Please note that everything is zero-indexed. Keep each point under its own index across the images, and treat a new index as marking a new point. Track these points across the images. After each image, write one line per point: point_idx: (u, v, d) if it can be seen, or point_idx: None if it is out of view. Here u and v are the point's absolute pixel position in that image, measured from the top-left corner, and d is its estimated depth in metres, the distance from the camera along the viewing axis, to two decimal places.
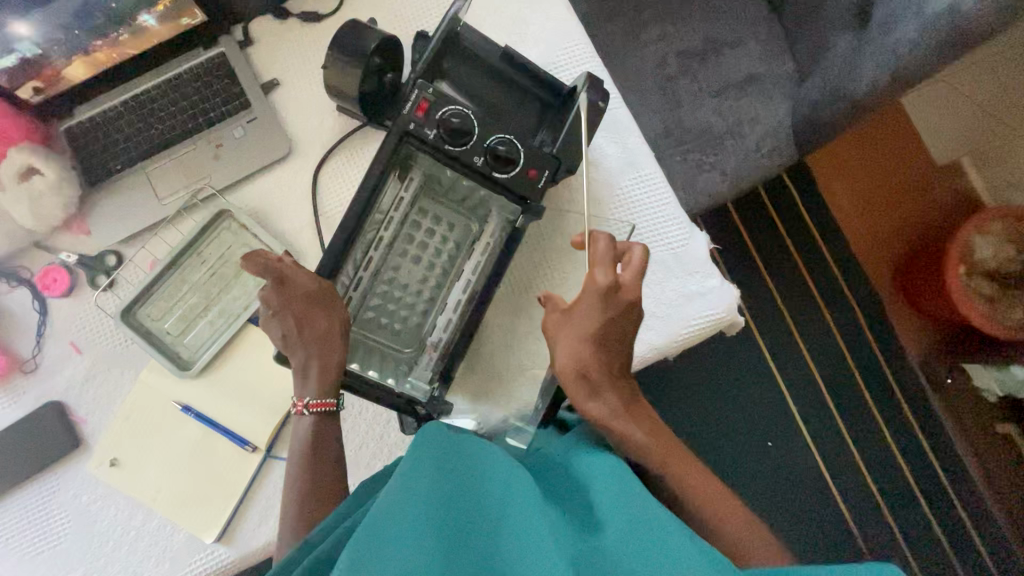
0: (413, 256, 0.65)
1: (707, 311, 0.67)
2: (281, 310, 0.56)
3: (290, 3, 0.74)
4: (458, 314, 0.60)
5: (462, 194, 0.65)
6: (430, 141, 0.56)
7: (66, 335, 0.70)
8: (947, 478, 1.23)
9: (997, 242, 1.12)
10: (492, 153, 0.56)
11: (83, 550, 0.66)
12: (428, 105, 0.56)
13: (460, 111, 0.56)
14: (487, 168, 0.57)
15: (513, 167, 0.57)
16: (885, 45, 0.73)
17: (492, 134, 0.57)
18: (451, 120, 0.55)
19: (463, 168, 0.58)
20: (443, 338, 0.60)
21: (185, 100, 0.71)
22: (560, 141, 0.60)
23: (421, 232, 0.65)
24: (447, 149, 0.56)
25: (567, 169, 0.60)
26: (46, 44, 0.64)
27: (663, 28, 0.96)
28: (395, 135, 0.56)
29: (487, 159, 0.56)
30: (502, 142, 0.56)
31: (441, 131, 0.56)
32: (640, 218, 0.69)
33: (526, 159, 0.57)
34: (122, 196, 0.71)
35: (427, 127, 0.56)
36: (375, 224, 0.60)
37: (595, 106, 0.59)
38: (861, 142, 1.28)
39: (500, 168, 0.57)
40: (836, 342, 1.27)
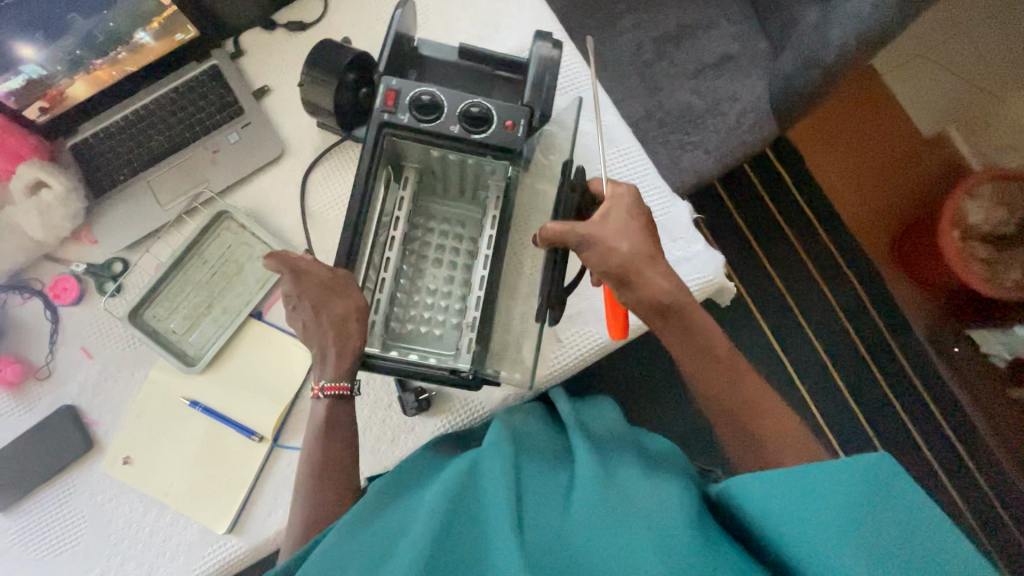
0: (433, 256, 0.69)
1: (694, 276, 0.69)
2: (297, 300, 0.59)
3: (278, 15, 0.79)
4: (485, 288, 0.63)
5: (459, 185, 0.69)
6: (407, 123, 0.60)
7: (77, 341, 0.72)
8: (963, 447, 1.21)
9: (988, 205, 1.12)
10: (466, 116, 0.59)
11: (100, 548, 0.67)
12: (395, 94, 0.60)
13: (426, 90, 0.60)
14: (466, 131, 0.60)
15: (491, 124, 0.60)
16: (848, 11, 0.75)
17: (462, 100, 0.60)
18: (421, 98, 0.59)
19: (444, 142, 0.61)
20: (476, 314, 0.62)
21: (183, 111, 0.75)
22: (529, 93, 0.62)
23: (435, 233, 0.70)
24: (424, 126, 0.60)
25: (541, 115, 0.62)
26: (50, 65, 0.68)
27: (637, 17, 0.99)
28: (374, 126, 0.60)
29: (463, 124, 0.60)
30: (473, 105, 0.60)
31: (413, 112, 0.59)
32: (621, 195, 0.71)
33: (500, 113, 0.60)
34: (126, 205, 0.74)
35: (401, 113, 0.60)
36: (384, 227, 0.65)
37: (550, 55, 0.63)
38: (839, 123, 1.33)
39: (479, 129, 0.60)
40: (837, 316, 1.28)
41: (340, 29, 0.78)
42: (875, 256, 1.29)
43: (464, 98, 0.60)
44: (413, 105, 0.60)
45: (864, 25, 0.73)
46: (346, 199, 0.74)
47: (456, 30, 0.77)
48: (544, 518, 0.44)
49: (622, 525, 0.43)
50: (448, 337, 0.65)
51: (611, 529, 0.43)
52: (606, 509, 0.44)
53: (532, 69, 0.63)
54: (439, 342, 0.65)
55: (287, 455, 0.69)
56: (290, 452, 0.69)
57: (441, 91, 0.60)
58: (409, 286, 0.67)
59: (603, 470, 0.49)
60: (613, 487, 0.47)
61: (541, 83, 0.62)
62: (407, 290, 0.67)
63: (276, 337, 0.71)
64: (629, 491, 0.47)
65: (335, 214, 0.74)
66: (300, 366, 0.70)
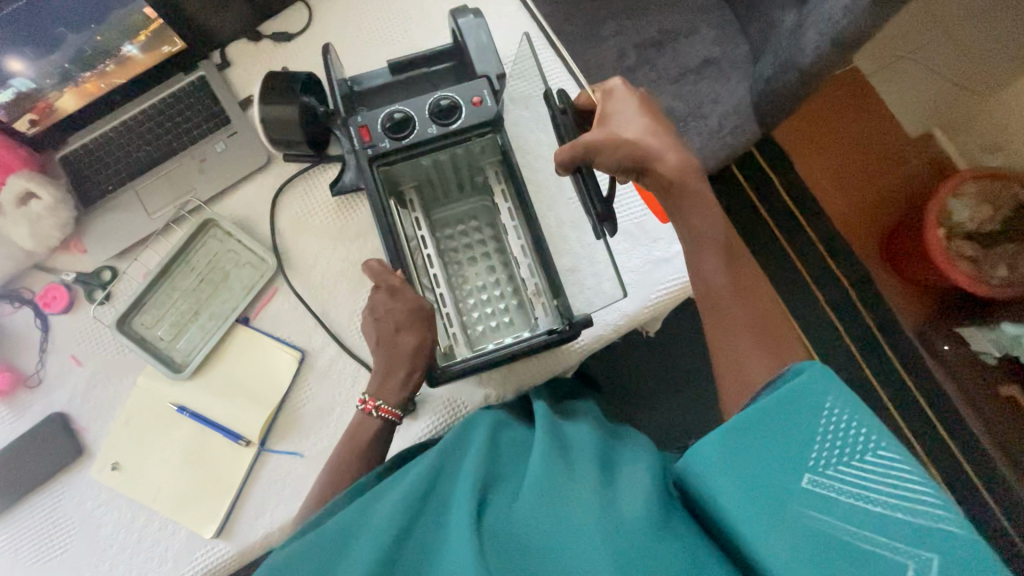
0: (467, 256, 0.72)
1: (674, 275, 0.70)
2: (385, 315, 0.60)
3: (263, 26, 0.80)
4: (530, 255, 0.66)
5: (456, 185, 0.71)
6: (391, 147, 0.60)
7: (67, 349, 0.73)
8: (954, 442, 1.22)
9: (974, 203, 1.13)
10: (437, 109, 0.61)
11: (88, 554, 0.68)
12: (367, 127, 0.60)
13: (391, 109, 0.61)
14: (443, 126, 0.61)
15: (463, 110, 0.61)
16: (823, 14, 0.77)
17: (425, 100, 0.61)
18: (392, 118, 0.60)
19: (430, 147, 0.62)
20: (535, 281, 0.66)
21: (170, 122, 0.77)
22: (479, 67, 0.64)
23: (459, 236, 0.72)
24: (406, 142, 0.60)
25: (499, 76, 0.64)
26: (40, 79, 0.69)
27: (619, 24, 1.01)
28: (364, 165, 0.61)
29: (437, 122, 0.61)
30: (437, 100, 0.61)
31: (388, 132, 0.60)
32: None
33: (467, 95, 0.62)
34: (116, 215, 0.75)
35: (379, 141, 0.60)
36: (417, 249, 0.67)
37: (476, 22, 0.67)
38: (823, 133, 1.34)
39: (454, 118, 0.61)
40: (827, 316, 1.29)
41: (324, 38, 0.79)
42: (864, 257, 1.30)
43: (426, 97, 0.61)
44: (387, 128, 0.60)
45: (838, 28, 0.75)
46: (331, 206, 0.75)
47: (438, 39, 0.79)
48: (497, 511, 0.43)
49: (565, 525, 0.41)
50: (516, 317, 0.68)
51: (560, 522, 0.42)
52: (558, 501, 0.43)
53: (471, 48, 0.65)
54: (510, 328, 0.68)
55: (274, 459, 0.69)
56: (276, 456, 0.69)
57: (405, 106, 0.61)
58: (464, 289, 0.70)
59: (562, 465, 0.47)
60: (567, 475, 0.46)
61: (484, 52, 0.65)
62: (463, 293, 0.70)
63: (262, 342, 0.72)
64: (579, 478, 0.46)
65: (325, 223, 0.75)
66: (286, 369, 0.71)
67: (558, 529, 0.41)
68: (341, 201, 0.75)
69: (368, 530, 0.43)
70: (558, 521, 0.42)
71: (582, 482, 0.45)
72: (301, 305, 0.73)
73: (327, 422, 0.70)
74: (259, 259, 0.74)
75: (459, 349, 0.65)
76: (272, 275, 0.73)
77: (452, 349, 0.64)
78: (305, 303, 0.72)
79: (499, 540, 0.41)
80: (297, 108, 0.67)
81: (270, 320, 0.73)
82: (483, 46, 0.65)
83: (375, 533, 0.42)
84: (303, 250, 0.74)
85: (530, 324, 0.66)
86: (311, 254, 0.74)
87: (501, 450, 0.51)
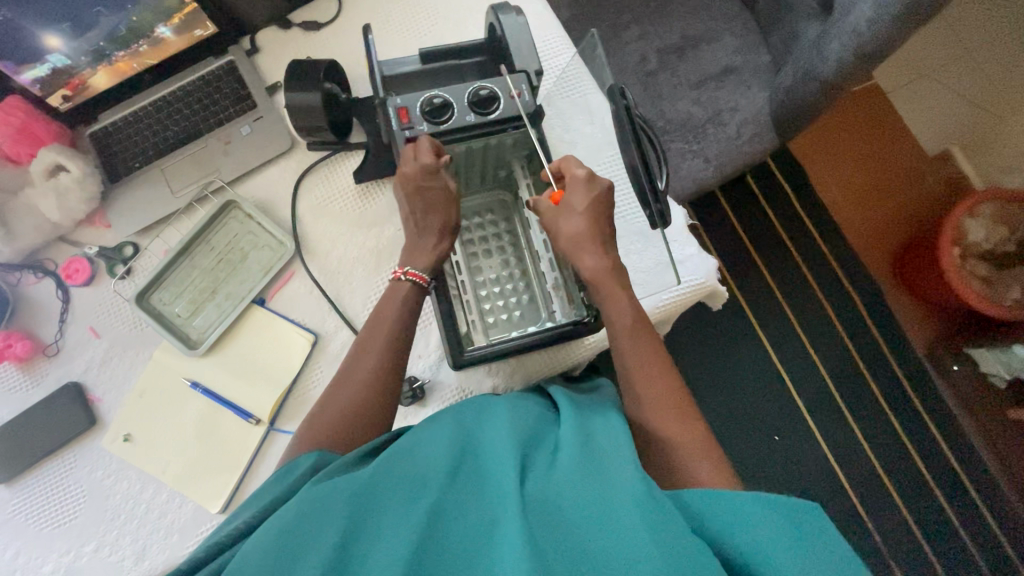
0: (484, 249, 0.72)
1: (688, 277, 0.71)
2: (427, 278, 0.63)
3: (294, 15, 0.81)
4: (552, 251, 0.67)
5: (481, 175, 0.72)
6: (428, 131, 0.61)
7: (86, 320, 0.75)
8: (960, 465, 1.20)
9: (989, 224, 1.13)
10: (476, 99, 0.62)
11: (97, 523, 0.69)
12: (406, 110, 0.61)
13: (431, 94, 0.61)
14: (481, 115, 0.62)
15: (501, 101, 0.62)
16: (846, 26, 0.77)
17: (465, 88, 0.62)
18: (432, 102, 0.61)
19: (465, 134, 0.63)
20: (554, 275, 0.67)
21: (198, 104, 0.78)
22: (517, 58, 0.65)
23: (475, 229, 0.72)
24: (445, 127, 0.61)
25: (537, 70, 0.65)
26: (75, 56, 0.71)
27: (642, 28, 1.02)
28: (401, 146, 0.62)
29: (476, 111, 0.62)
30: (478, 90, 0.62)
31: (427, 119, 0.61)
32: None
33: (505, 87, 0.62)
34: (139, 192, 0.77)
35: (417, 125, 0.61)
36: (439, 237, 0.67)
37: (512, 17, 0.67)
38: (839, 146, 1.35)
39: (492, 108, 0.62)
40: (836, 330, 1.28)
41: (352, 29, 0.81)
42: (877, 273, 1.30)
43: (465, 86, 0.62)
44: (427, 112, 0.61)
45: (861, 40, 0.75)
46: (353, 192, 0.76)
47: (465, 34, 0.80)
48: (528, 475, 0.44)
49: (602, 492, 0.43)
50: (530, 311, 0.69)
51: (599, 482, 0.44)
52: (595, 468, 0.45)
53: (508, 40, 0.66)
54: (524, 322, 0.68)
55: (283, 438, 0.70)
56: (285, 436, 0.70)
57: (444, 91, 0.62)
58: (480, 279, 0.70)
59: (581, 439, 0.49)
60: (601, 444, 0.48)
61: (522, 46, 0.66)
62: (481, 283, 0.70)
63: (277, 323, 0.73)
64: (613, 445, 0.48)
65: (347, 209, 0.76)
66: (299, 352, 0.72)
67: (597, 489, 0.43)
68: (360, 189, 0.76)
69: (402, 488, 0.44)
70: (595, 487, 0.43)
71: (615, 450, 0.47)
72: (317, 289, 0.73)
73: None
74: (277, 242, 0.75)
75: (477, 337, 0.65)
76: (290, 258, 0.74)
77: (471, 337, 0.64)
78: (321, 287, 0.73)
79: (541, 493, 0.43)
80: (319, 95, 0.69)
81: (286, 302, 0.74)
82: (522, 41, 0.66)
83: (412, 509, 0.42)
84: (322, 236, 0.75)
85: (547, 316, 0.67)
86: (329, 239, 0.75)
87: (531, 418, 0.53)
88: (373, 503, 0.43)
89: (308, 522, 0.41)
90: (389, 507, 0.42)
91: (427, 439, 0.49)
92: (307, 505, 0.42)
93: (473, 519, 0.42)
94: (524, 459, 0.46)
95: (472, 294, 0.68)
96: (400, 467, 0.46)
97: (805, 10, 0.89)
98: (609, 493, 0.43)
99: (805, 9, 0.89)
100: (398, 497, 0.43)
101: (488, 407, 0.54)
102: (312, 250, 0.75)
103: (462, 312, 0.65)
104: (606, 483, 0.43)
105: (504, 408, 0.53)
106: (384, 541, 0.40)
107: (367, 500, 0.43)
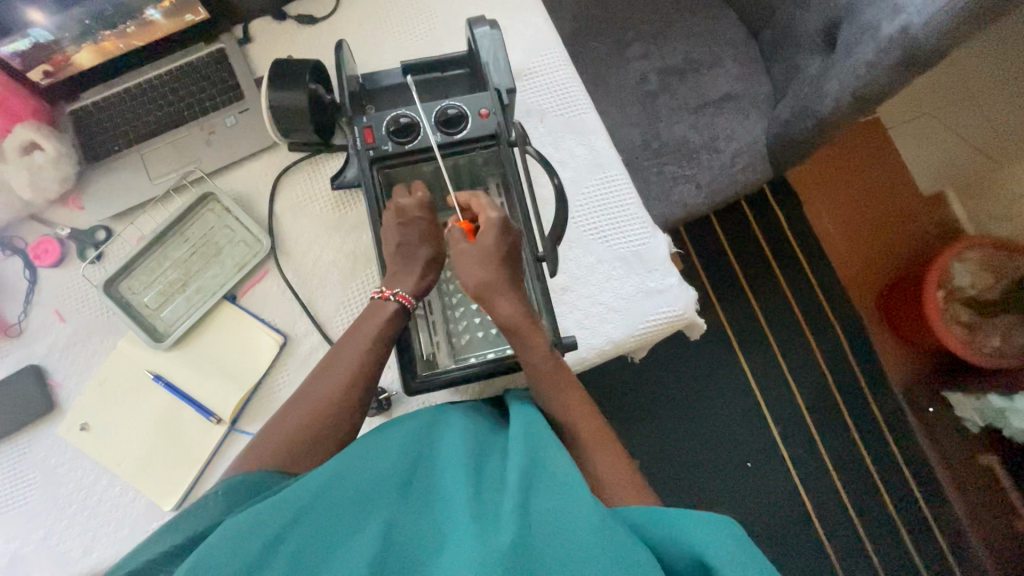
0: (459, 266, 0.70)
1: (665, 308, 0.69)
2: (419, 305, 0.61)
3: (289, 7, 0.80)
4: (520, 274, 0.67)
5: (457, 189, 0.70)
6: (393, 151, 0.61)
7: (52, 303, 0.73)
8: (927, 505, 1.21)
9: (975, 270, 1.13)
10: (444, 118, 0.61)
11: (45, 513, 0.67)
12: (371, 130, 0.61)
13: (396, 113, 0.61)
14: (447, 135, 0.62)
15: (468, 121, 0.62)
16: (846, 65, 0.75)
17: (431, 108, 0.62)
18: (397, 122, 0.61)
19: (433, 155, 0.62)
20: None
21: (183, 90, 0.76)
22: (502, 76, 0.64)
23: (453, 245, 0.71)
24: (410, 147, 0.61)
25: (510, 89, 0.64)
26: (58, 32, 0.69)
27: (645, 47, 1.01)
28: (365, 166, 0.61)
29: (443, 131, 0.62)
30: (443, 110, 0.62)
31: (393, 138, 0.61)
32: (585, 220, 0.71)
33: (474, 105, 0.62)
34: (116, 176, 0.75)
35: (383, 146, 0.61)
36: None
37: (497, 34, 0.66)
38: (835, 180, 1.35)
39: (461, 127, 0.62)
40: (817, 363, 1.28)
41: (348, 26, 0.79)
42: (863, 310, 1.30)
43: (432, 105, 0.62)
44: (392, 132, 0.61)
45: (858, 82, 0.73)
46: (329, 193, 0.75)
47: (462, 40, 0.78)
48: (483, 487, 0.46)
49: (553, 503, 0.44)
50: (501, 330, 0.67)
51: (548, 491, 0.45)
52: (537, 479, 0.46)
53: (494, 56, 0.65)
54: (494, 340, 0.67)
55: (243, 439, 0.69)
56: (245, 436, 0.69)
57: (410, 110, 0.61)
58: (453, 297, 0.68)
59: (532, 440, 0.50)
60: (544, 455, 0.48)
61: (495, 63, 0.64)
62: (453, 302, 0.68)
63: (245, 321, 0.72)
64: (555, 455, 0.49)
65: (324, 211, 0.75)
66: (267, 353, 0.71)
67: (537, 502, 0.44)
68: (341, 193, 0.75)
69: (357, 500, 0.44)
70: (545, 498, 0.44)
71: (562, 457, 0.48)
72: (289, 290, 0.72)
73: None
74: (253, 238, 0.73)
75: (442, 358, 0.64)
76: (264, 256, 0.73)
77: (435, 358, 0.63)
78: (293, 289, 0.72)
79: (490, 502, 0.44)
80: (305, 95, 0.68)
81: (257, 300, 0.73)
82: (496, 56, 0.65)
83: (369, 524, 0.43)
84: (297, 239, 0.74)
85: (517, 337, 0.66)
86: (305, 241, 0.74)
87: (480, 428, 0.53)
88: (330, 517, 0.43)
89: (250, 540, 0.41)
90: (346, 521, 0.43)
91: (373, 448, 0.49)
92: (246, 523, 0.42)
93: (421, 533, 0.44)
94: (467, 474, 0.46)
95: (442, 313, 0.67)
96: (353, 475, 0.46)
97: (808, 44, 0.88)
98: (557, 500, 0.44)
99: (808, 43, 0.88)
100: (353, 510, 0.44)
101: (433, 417, 0.53)
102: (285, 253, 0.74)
103: (426, 333, 0.65)
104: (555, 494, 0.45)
105: (454, 419, 0.53)
106: (343, 555, 0.42)
107: (323, 518, 0.43)
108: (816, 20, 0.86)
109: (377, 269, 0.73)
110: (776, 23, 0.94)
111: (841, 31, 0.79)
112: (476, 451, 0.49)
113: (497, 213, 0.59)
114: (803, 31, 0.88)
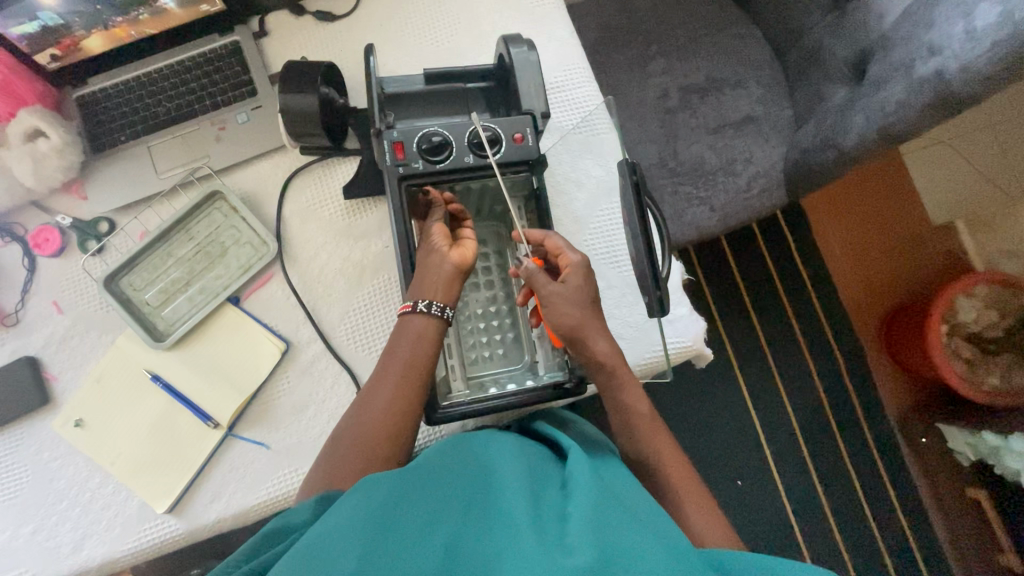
0: (473, 287, 0.69)
1: (676, 339, 0.69)
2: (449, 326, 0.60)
3: (308, 2, 0.77)
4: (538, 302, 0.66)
5: (475, 206, 0.69)
6: (423, 169, 0.59)
7: (50, 294, 0.72)
8: (912, 532, 1.22)
9: (981, 305, 1.11)
10: (477, 138, 0.60)
11: (35, 507, 0.67)
12: (403, 145, 0.59)
13: (429, 131, 0.59)
14: (479, 158, 0.60)
15: (502, 145, 0.60)
16: (874, 101, 0.73)
17: (465, 127, 0.60)
18: (429, 140, 0.59)
19: (462, 175, 0.61)
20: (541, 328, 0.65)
21: (195, 82, 0.74)
22: (523, 98, 0.63)
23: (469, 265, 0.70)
24: (441, 167, 0.59)
25: (542, 115, 0.63)
26: (69, 16, 0.67)
27: (667, 62, 0.99)
28: (393, 182, 0.59)
29: (474, 152, 0.60)
30: (478, 131, 0.60)
31: (425, 156, 0.59)
32: (597, 244, 0.68)
33: (508, 129, 0.61)
34: (121, 168, 0.73)
35: (413, 163, 0.59)
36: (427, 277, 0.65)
37: (523, 52, 0.64)
38: (846, 205, 1.34)
39: (493, 151, 0.60)
40: (814, 386, 1.28)
41: (368, 26, 0.77)
42: (865, 336, 1.30)
43: (466, 124, 0.60)
44: (423, 150, 0.59)
45: (884, 120, 0.72)
46: (343, 199, 0.74)
47: (484, 48, 0.76)
48: (551, 509, 0.45)
49: (624, 528, 0.43)
50: (513, 356, 0.67)
51: (618, 515, 0.44)
52: (611, 497, 0.47)
53: (517, 72, 0.63)
54: (505, 365, 0.66)
55: (238, 445, 0.68)
56: (240, 443, 0.68)
57: (443, 128, 0.60)
58: (464, 316, 0.67)
59: (595, 473, 0.50)
60: (606, 483, 0.50)
61: (528, 86, 0.63)
62: (466, 326, 0.67)
63: (248, 325, 0.71)
64: (623, 492, 0.49)
65: (336, 219, 0.73)
66: (267, 359, 0.70)
67: (608, 521, 0.43)
68: (351, 201, 0.73)
69: (426, 509, 0.44)
70: (614, 521, 0.43)
71: (629, 496, 0.48)
72: (294, 296, 0.71)
73: (298, 420, 0.68)
74: (260, 241, 0.72)
75: (455, 383, 0.63)
76: (271, 260, 0.72)
77: (448, 383, 0.63)
78: (297, 295, 0.71)
79: (559, 526, 0.43)
80: (316, 99, 0.66)
81: (261, 304, 0.72)
82: (531, 79, 0.63)
83: (439, 531, 0.42)
84: (308, 246, 0.73)
85: (529, 366, 0.65)
86: (315, 247, 0.73)
87: (536, 457, 0.53)
88: (397, 518, 0.42)
89: (330, 547, 0.40)
90: (414, 523, 0.42)
91: (442, 464, 0.49)
92: (325, 535, 0.41)
93: (490, 545, 0.42)
94: (537, 494, 0.47)
95: (456, 337, 0.66)
96: (421, 486, 0.46)
97: (835, 73, 0.87)
98: (628, 528, 0.43)
99: (836, 72, 0.87)
100: (423, 516, 0.43)
101: (495, 437, 0.55)
102: (296, 260, 0.72)
103: (441, 357, 0.64)
104: (625, 520, 0.44)
105: (510, 442, 0.54)
106: (410, 552, 0.40)
107: (390, 520, 0.42)
108: (846, 50, 0.84)
109: (384, 279, 0.72)
110: (804, 48, 0.92)
111: (871, 65, 0.78)
112: (537, 477, 0.49)
113: (578, 255, 0.59)
114: (832, 60, 0.86)
